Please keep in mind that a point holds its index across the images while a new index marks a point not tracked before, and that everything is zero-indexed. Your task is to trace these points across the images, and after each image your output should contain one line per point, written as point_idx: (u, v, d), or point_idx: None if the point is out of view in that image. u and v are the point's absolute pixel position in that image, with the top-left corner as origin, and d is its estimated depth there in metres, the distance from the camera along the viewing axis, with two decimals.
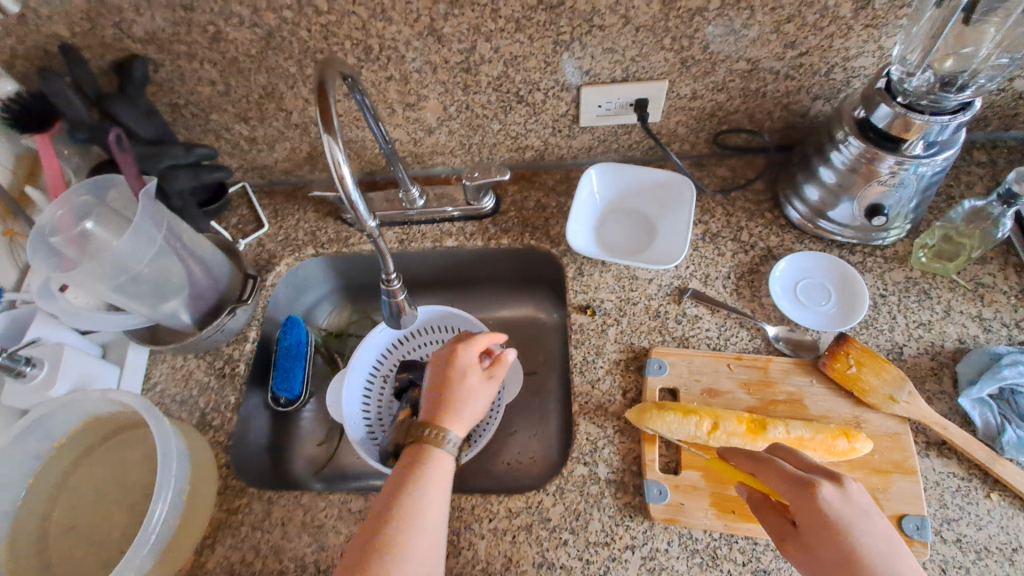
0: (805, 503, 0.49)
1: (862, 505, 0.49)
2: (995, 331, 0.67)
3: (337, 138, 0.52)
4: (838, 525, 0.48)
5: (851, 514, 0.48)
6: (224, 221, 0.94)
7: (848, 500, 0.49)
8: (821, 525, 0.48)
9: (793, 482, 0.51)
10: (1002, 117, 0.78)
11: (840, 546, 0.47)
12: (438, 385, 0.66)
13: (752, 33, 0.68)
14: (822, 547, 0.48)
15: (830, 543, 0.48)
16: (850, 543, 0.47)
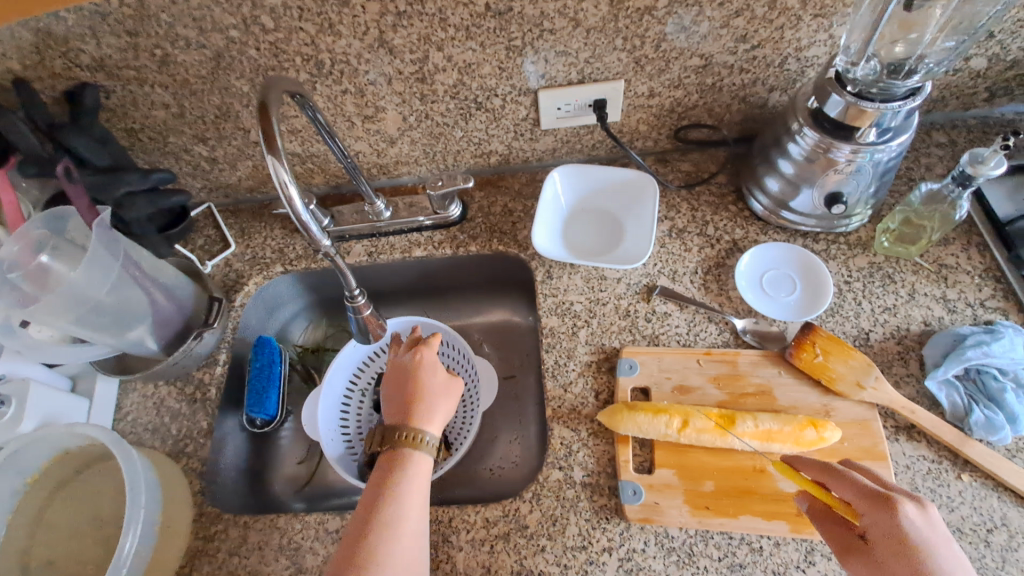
0: (884, 519, 0.49)
1: (941, 530, 0.49)
2: (960, 312, 0.67)
3: (282, 160, 0.52)
4: (917, 546, 0.47)
5: (930, 536, 0.48)
6: (191, 244, 0.93)
7: (928, 522, 0.49)
8: (897, 543, 0.48)
9: (870, 494, 0.50)
10: (960, 97, 0.78)
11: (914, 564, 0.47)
12: (413, 390, 0.65)
13: (702, 29, 0.68)
14: (893, 563, 0.48)
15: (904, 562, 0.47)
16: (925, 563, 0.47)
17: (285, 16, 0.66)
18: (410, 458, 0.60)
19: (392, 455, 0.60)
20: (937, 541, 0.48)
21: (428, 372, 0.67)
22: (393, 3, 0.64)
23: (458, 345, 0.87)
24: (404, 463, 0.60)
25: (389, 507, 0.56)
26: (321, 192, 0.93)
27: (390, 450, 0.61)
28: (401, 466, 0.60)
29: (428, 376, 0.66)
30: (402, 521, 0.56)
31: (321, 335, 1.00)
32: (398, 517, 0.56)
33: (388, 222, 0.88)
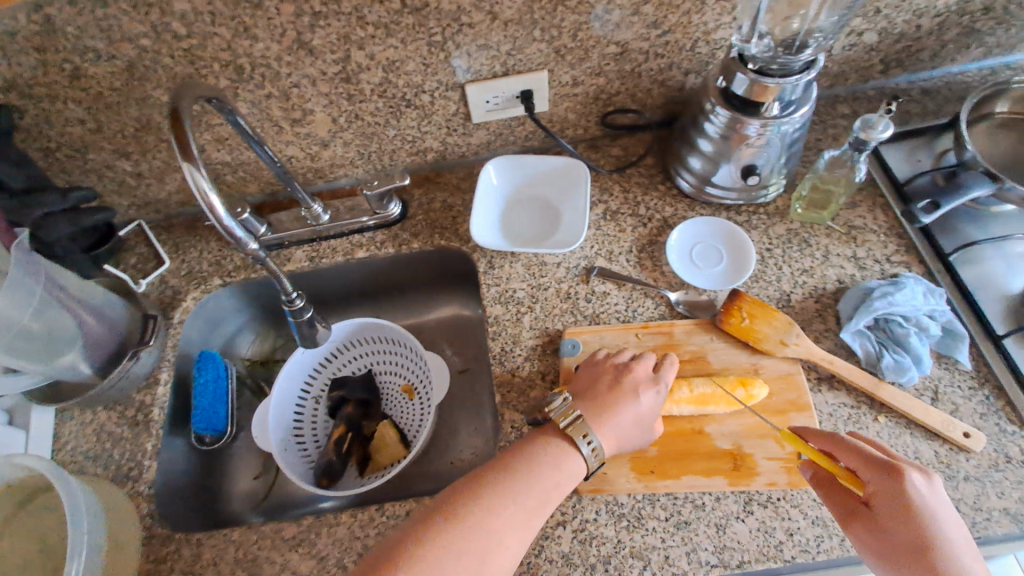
0: (891, 486, 0.52)
1: (944, 498, 0.52)
2: (869, 268, 0.73)
3: (199, 166, 0.52)
4: (921, 512, 0.51)
5: (933, 504, 0.51)
6: (123, 263, 0.90)
7: (933, 490, 0.52)
8: (901, 511, 0.51)
9: (875, 463, 0.54)
10: (858, 70, 0.84)
11: (914, 530, 0.51)
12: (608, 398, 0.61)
13: (615, 17, 0.70)
14: (895, 530, 0.51)
15: (903, 529, 0.51)
16: (925, 529, 0.50)
17: (198, 21, 0.65)
18: (569, 454, 0.58)
19: (553, 436, 0.59)
20: (939, 507, 0.51)
21: (656, 391, 0.62)
22: (307, 4, 0.64)
23: (409, 341, 0.87)
24: (565, 456, 0.57)
25: (524, 496, 0.54)
26: (257, 200, 0.92)
27: (556, 436, 0.59)
28: (562, 453, 0.58)
29: (657, 397, 0.62)
30: (532, 515, 0.54)
31: (269, 347, 0.99)
32: (532, 511, 0.54)
33: (328, 225, 0.87)
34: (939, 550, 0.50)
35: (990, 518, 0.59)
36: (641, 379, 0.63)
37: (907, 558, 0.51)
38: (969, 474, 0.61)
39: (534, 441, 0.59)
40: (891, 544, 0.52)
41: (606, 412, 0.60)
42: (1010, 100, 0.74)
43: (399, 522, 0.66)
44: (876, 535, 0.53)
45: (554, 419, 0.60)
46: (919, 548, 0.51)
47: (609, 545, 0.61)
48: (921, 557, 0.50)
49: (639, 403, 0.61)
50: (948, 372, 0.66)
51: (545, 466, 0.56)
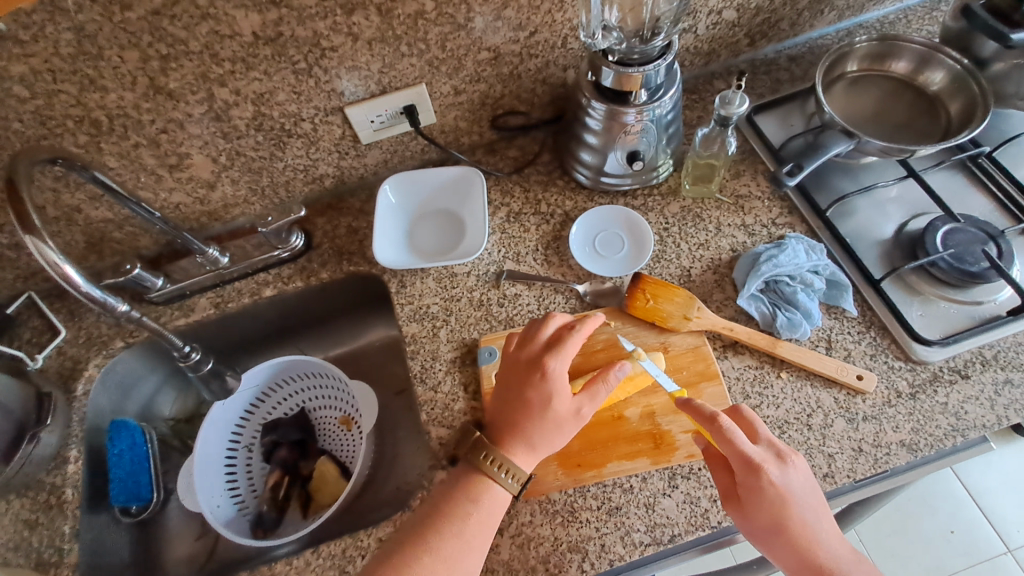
0: (754, 478, 0.55)
1: (801, 482, 0.56)
2: (758, 234, 0.76)
3: (45, 238, 0.51)
4: (779, 500, 0.55)
5: (791, 491, 0.56)
6: (16, 341, 0.84)
7: (791, 478, 0.56)
8: (762, 498, 0.55)
9: (742, 462, 0.56)
10: (727, 46, 0.88)
11: (776, 519, 0.55)
12: (512, 407, 0.61)
13: (478, 23, 0.71)
14: (759, 516, 0.55)
15: (768, 518, 0.55)
16: (786, 517, 0.55)
17: (37, 80, 0.61)
18: (484, 487, 0.59)
19: (465, 476, 0.60)
20: (795, 493, 0.56)
21: (550, 384, 0.61)
22: (152, 48, 0.62)
23: (333, 372, 0.85)
24: (481, 491, 0.59)
25: (443, 543, 0.55)
26: (153, 253, 0.87)
27: (472, 472, 0.60)
28: (479, 488, 0.59)
29: (558, 393, 0.61)
30: (458, 558, 0.55)
31: (193, 403, 0.95)
32: (456, 554, 0.55)
33: (229, 268, 0.84)
34: (797, 530, 0.55)
35: (890, 452, 0.63)
36: (534, 376, 0.62)
37: (766, 539, 0.56)
38: (866, 414, 0.65)
39: (445, 488, 0.60)
40: (754, 528, 0.56)
41: (512, 429, 0.60)
42: (858, 58, 0.81)
43: (337, 562, 0.64)
44: (745, 520, 0.57)
45: (465, 458, 0.61)
46: (779, 532, 0.55)
47: (547, 545, 0.62)
48: (776, 536, 0.55)
49: (534, 404, 0.60)
50: (838, 320, 0.70)
51: (457, 508, 0.57)
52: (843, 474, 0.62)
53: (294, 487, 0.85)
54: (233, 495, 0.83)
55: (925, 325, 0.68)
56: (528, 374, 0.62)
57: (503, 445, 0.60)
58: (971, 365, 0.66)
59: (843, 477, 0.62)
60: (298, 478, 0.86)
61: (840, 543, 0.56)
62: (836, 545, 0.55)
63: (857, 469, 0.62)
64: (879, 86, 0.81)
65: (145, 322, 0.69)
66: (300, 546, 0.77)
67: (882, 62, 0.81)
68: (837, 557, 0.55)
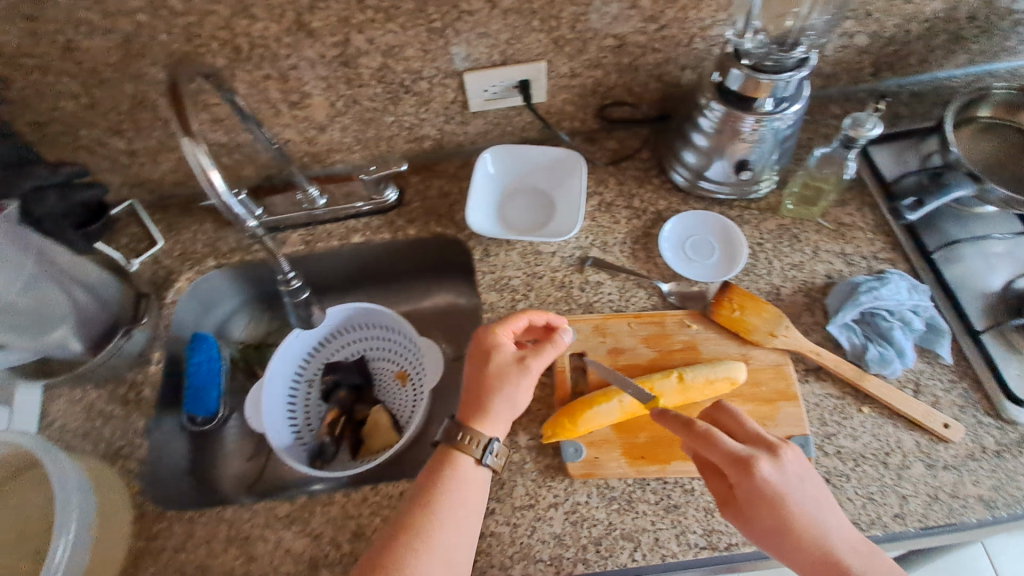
0: (747, 476, 0.54)
1: (791, 473, 0.54)
2: (856, 265, 0.75)
3: (199, 143, 0.52)
4: (776, 496, 0.53)
5: (786, 486, 0.53)
6: (114, 243, 0.89)
7: (782, 472, 0.54)
8: (759, 497, 0.53)
9: (730, 460, 0.54)
10: (849, 72, 0.86)
11: (777, 520, 0.53)
12: (472, 376, 0.65)
13: (612, 10, 0.71)
14: (762, 517, 0.53)
15: (771, 519, 0.53)
16: (786, 516, 0.53)
17: None
18: (461, 461, 0.60)
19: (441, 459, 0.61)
20: (791, 485, 0.54)
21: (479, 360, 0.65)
22: None
23: (404, 327, 0.88)
24: (458, 466, 0.60)
25: (437, 538, 0.55)
26: (252, 183, 0.91)
27: (445, 453, 0.61)
28: (455, 467, 0.60)
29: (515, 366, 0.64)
30: (453, 551, 0.56)
31: (263, 331, 0.98)
32: (451, 546, 0.56)
33: (323, 210, 0.87)
34: (798, 528, 0.52)
35: (965, 505, 0.61)
36: (480, 348, 0.66)
37: (772, 543, 0.53)
38: (946, 463, 0.63)
39: (421, 488, 0.59)
40: (759, 532, 0.54)
41: (469, 398, 0.63)
42: (991, 105, 0.78)
43: (392, 503, 0.66)
44: (747, 525, 0.54)
45: (440, 440, 0.62)
46: (783, 532, 0.53)
47: (600, 528, 0.62)
48: (784, 538, 0.53)
49: (482, 371, 0.64)
50: (928, 365, 0.68)
51: (443, 508, 0.57)
52: (914, 518, 0.61)
53: (348, 428, 0.87)
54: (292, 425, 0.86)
55: None
56: (481, 345, 0.66)
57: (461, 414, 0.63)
58: None
59: (912, 521, 0.61)
60: (353, 420, 0.89)
61: (847, 535, 0.53)
62: (843, 537, 0.53)
63: (930, 516, 0.61)
64: (1008, 137, 0.78)
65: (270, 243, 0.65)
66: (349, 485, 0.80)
67: (1015, 113, 0.78)
68: (846, 549, 0.52)
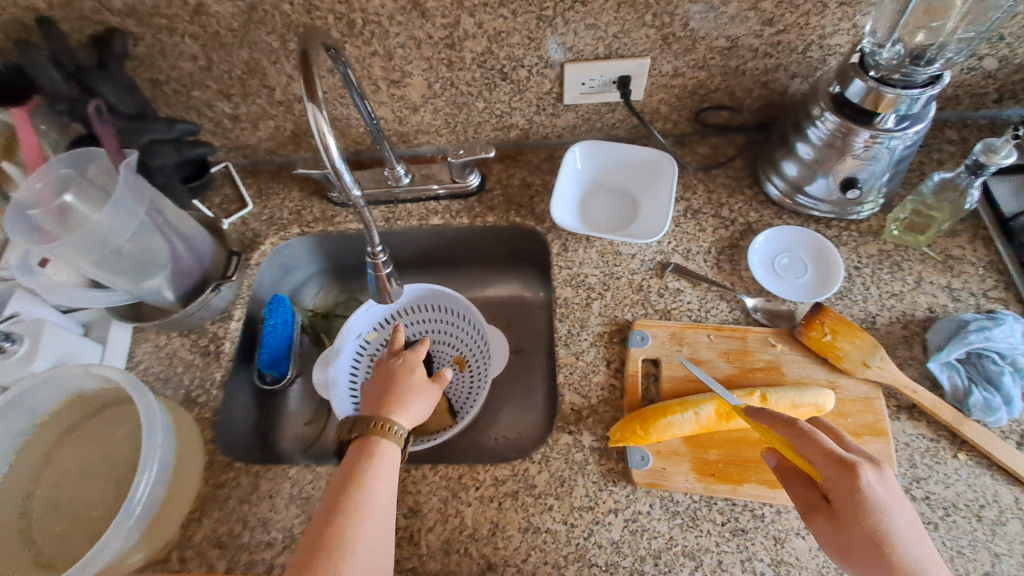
0: (848, 481, 0.50)
1: (896, 490, 0.50)
2: (963, 301, 0.69)
3: (322, 110, 0.52)
4: (877, 509, 0.49)
5: (887, 499, 0.49)
6: (207, 202, 0.93)
7: (886, 484, 0.50)
8: (857, 506, 0.49)
9: (834, 460, 0.50)
10: (973, 95, 0.80)
11: (874, 532, 0.48)
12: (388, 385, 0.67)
13: (729, 10, 0.69)
14: (857, 527, 0.49)
15: (868, 529, 0.49)
16: (884, 530, 0.48)
17: None
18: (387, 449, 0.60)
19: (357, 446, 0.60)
20: (892, 503, 0.49)
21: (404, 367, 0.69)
22: None
23: (472, 313, 0.88)
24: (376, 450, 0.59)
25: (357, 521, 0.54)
26: (340, 157, 0.94)
27: (361, 437, 0.60)
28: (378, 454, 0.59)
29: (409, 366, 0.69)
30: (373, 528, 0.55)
31: (332, 301, 1.01)
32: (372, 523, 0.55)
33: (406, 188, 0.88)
34: (894, 545, 0.48)
35: None
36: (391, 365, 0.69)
37: (864, 559, 0.49)
38: None
39: (340, 472, 0.58)
40: (848, 543, 0.50)
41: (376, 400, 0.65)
42: None
43: (450, 485, 0.66)
44: (837, 533, 0.50)
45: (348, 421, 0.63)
46: (880, 547, 0.48)
47: (660, 540, 0.61)
48: (878, 554, 0.48)
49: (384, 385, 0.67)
50: None
51: (355, 488, 0.56)
52: None
53: None
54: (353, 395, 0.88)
55: None
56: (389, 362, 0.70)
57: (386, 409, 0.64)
58: None
59: None
60: None
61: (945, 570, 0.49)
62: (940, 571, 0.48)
63: None
64: None
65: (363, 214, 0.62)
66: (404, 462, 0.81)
67: None
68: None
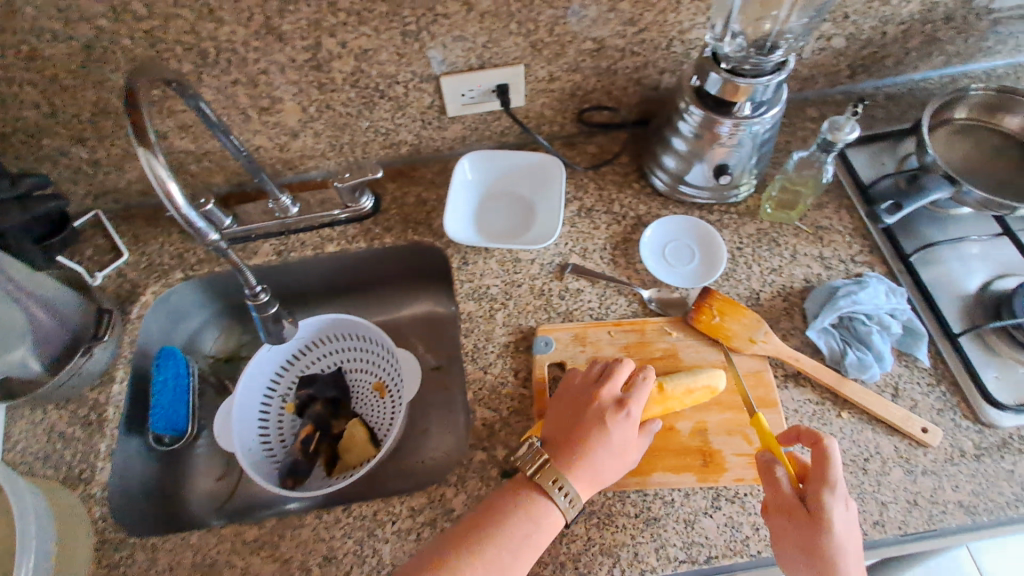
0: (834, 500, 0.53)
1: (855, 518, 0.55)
2: (834, 268, 0.74)
3: (156, 153, 0.49)
4: (844, 530, 0.53)
5: (854, 523, 0.54)
6: (78, 256, 0.85)
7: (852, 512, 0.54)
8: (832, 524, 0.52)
9: (828, 481, 0.53)
10: (827, 75, 0.86)
11: (842, 546, 0.52)
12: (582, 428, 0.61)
13: (591, 13, 0.70)
14: (824, 538, 0.52)
15: (833, 543, 0.52)
16: (848, 549, 0.52)
17: (160, 3, 0.62)
18: (541, 505, 0.58)
19: (519, 488, 0.60)
20: (853, 531, 0.54)
21: (623, 418, 0.61)
22: None
23: (381, 338, 0.85)
24: (537, 509, 0.58)
25: (494, 554, 0.55)
26: (223, 191, 0.88)
27: (537, 489, 0.59)
28: (544, 508, 0.58)
29: (625, 425, 0.61)
30: (508, 568, 0.54)
31: (234, 343, 0.95)
32: (506, 565, 0.55)
33: (296, 218, 0.85)
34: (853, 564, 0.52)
35: (945, 511, 0.61)
36: (606, 409, 0.61)
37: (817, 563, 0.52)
38: (925, 469, 0.63)
39: (501, 499, 0.59)
40: (811, 553, 0.52)
41: (573, 446, 0.60)
42: (968, 106, 0.77)
43: (365, 524, 0.64)
44: (805, 539, 0.52)
45: (522, 471, 0.60)
46: (835, 561, 0.52)
47: (579, 543, 0.61)
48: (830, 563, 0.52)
49: (608, 437, 0.60)
50: (907, 369, 0.68)
51: (512, 523, 0.57)
52: (894, 525, 0.60)
53: (323, 444, 0.85)
54: (265, 442, 0.84)
55: (1000, 388, 0.65)
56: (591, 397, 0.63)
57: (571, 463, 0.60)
58: None
59: (893, 528, 0.60)
60: (329, 435, 0.86)
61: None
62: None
63: (909, 523, 0.60)
64: (985, 138, 0.77)
65: (229, 255, 0.61)
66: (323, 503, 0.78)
67: (992, 114, 0.77)
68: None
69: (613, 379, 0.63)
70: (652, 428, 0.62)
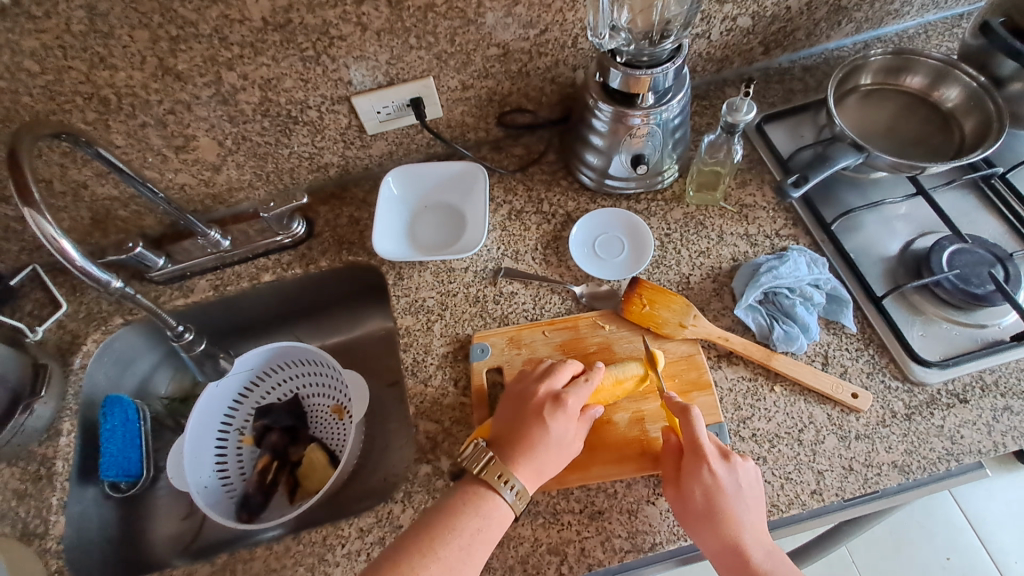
0: (699, 464, 0.57)
1: (742, 480, 0.58)
2: (760, 245, 0.75)
3: (43, 212, 0.55)
4: (718, 490, 0.57)
5: (730, 484, 0.57)
6: (18, 312, 0.84)
7: (732, 472, 0.58)
8: (701, 486, 0.57)
9: (693, 447, 0.58)
10: (741, 54, 0.86)
11: (711, 505, 0.56)
12: (523, 428, 0.60)
13: (489, 19, 0.71)
14: (694, 499, 0.57)
15: (705, 503, 0.57)
16: (720, 506, 0.56)
17: (50, 56, 0.62)
18: (490, 499, 0.57)
19: (470, 486, 0.58)
20: (735, 490, 0.57)
21: (563, 413, 0.60)
22: (162, 29, 0.62)
23: (328, 361, 0.85)
24: (485, 505, 0.57)
25: (446, 552, 0.54)
26: (156, 233, 0.88)
27: (479, 490, 0.58)
28: (492, 507, 0.57)
29: (566, 418, 0.60)
30: (459, 566, 0.54)
31: (188, 382, 0.96)
32: (458, 563, 0.54)
33: (231, 251, 0.85)
34: (730, 518, 0.56)
35: (880, 473, 0.62)
36: (545, 404, 0.61)
37: (698, 523, 0.57)
38: (859, 433, 0.64)
39: (453, 495, 0.58)
40: (688, 513, 0.58)
41: (516, 445, 0.59)
42: (871, 72, 0.80)
43: (316, 549, 0.64)
44: (681, 502, 0.58)
45: (468, 468, 0.59)
46: (714, 518, 0.56)
47: (527, 545, 0.62)
48: (708, 522, 0.56)
49: (549, 432, 0.59)
50: (836, 336, 0.69)
51: (464, 519, 0.56)
52: (832, 492, 0.61)
53: (282, 473, 0.85)
54: (223, 477, 0.84)
55: (925, 345, 0.67)
56: (528, 399, 0.62)
57: (513, 459, 0.58)
58: (970, 390, 0.65)
59: (831, 495, 0.61)
60: (288, 463, 0.86)
61: (769, 542, 0.57)
62: (765, 542, 0.56)
63: (847, 488, 0.61)
64: (891, 101, 0.80)
65: (135, 299, 0.69)
66: (284, 531, 0.78)
67: (896, 76, 0.80)
68: (764, 553, 0.56)
69: (554, 375, 0.63)
70: (593, 413, 0.62)
